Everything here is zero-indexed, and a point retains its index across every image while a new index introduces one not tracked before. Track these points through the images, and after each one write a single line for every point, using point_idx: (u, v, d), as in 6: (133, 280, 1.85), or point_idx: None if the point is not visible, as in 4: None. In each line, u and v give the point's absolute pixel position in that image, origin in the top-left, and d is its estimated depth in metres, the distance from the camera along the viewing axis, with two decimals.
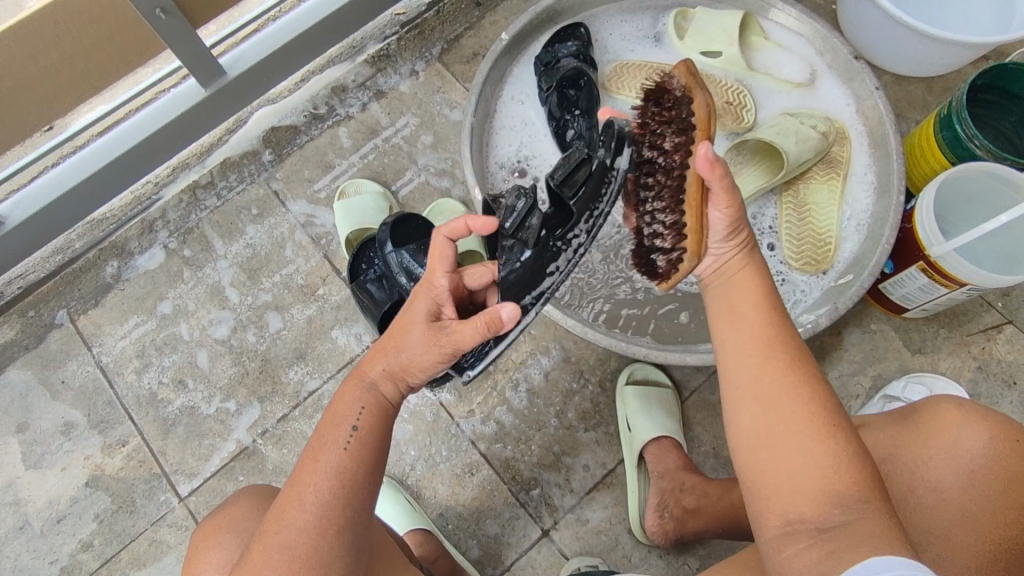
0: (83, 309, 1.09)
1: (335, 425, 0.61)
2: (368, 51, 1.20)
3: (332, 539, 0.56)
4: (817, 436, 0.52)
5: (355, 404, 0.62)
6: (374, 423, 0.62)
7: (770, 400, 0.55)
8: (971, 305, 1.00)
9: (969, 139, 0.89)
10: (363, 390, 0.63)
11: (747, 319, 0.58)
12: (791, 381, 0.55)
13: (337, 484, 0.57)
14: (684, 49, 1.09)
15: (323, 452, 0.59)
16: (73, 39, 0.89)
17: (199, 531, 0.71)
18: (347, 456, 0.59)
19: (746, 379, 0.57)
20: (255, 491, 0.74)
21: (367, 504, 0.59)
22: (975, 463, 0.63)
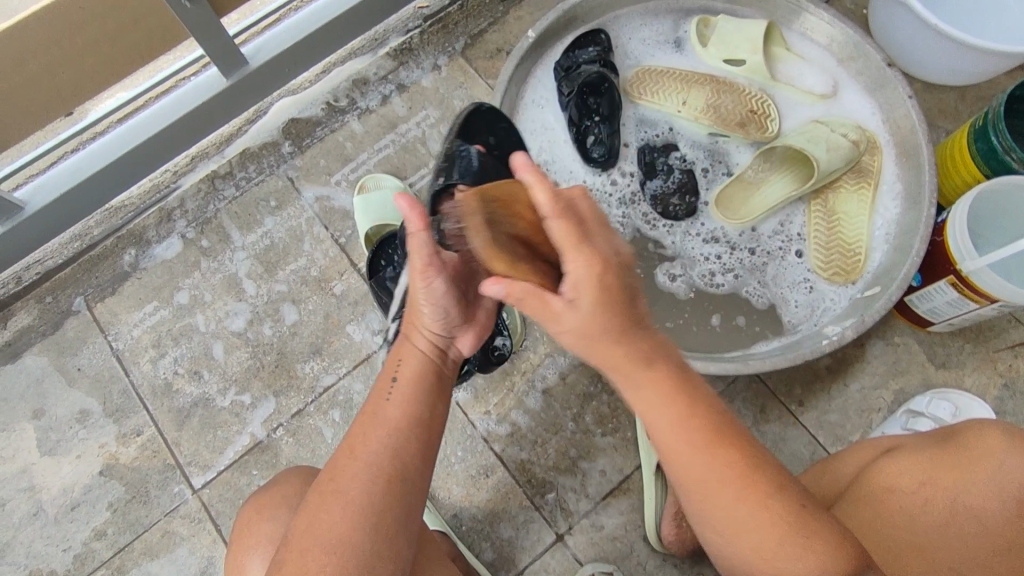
0: (100, 296, 1.09)
1: (379, 387, 0.64)
2: (390, 44, 1.18)
3: (383, 486, 0.57)
4: (786, 548, 0.54)
5: (392, 361, 0.66)
6: (415, 374, 0.64)
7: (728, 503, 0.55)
8: (998, 321, 0.98)
9: (1005, 151, 0.87)
10: (396, 351, 0.66)
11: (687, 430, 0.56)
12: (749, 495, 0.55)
13: (385, 434, 0.59)
14: (706, 57, 1.08)
15: (370, 407, 0.62)
16: (97, 24, 0.88)
17: (251, 504, 0.74)
18: (389, 406, 0.61)
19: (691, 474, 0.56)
20: (305, 469, 0.76)
21: (421, 455, 0.60)
22: (1021, 490, 0.62)
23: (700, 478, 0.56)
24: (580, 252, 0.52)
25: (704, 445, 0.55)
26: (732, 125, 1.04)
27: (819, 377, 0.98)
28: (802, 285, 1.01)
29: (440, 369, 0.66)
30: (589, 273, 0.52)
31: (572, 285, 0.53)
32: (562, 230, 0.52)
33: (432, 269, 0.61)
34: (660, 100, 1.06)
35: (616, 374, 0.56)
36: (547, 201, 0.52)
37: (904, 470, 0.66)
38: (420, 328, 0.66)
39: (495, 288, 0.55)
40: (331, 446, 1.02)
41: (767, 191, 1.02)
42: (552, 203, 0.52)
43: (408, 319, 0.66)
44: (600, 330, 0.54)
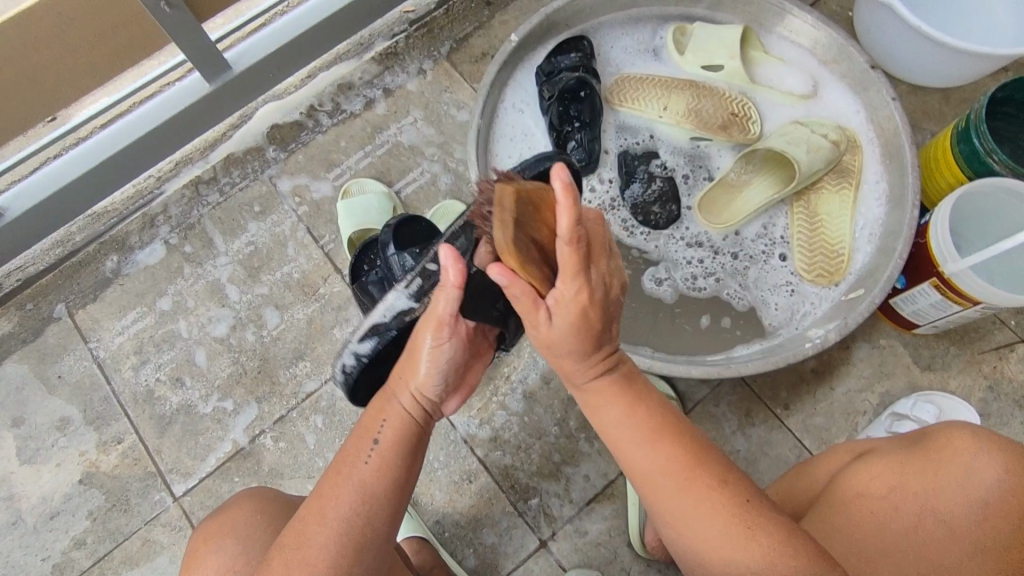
0: (81, 303, 1.08)
1: (360, 440, 0.62)
2: (376, 48, 1.18)
3: (347, 559, 0.57)
4: (740, 537, 0.55)
5: (379, 420, 0.63)
6: (400, 436, 0.62)
7: (676, 498, 0.58)
8: (983, 322, 0.98)
9: (987, 153, 0.87)
10: (386, 408, 0.64)
11: (635, 418, 0.61)
12: (703, 488, 0.57)
13: (362, 499, 0.59)
14: (685, 64, 1.08)
15: (346, 464, 0.61)
16: (77, 28, 0.87)
17: (195, 537, 0.72)
18: (367, 472, 0.60)
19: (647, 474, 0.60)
20: (256, 493, 0.75)
21: (389, 525, 0.60)
22: (986, 493, 0.62)
23: (650, 472, 0.59)
24: (577, 281, 0.55)
25: (649, 441, 0.60)
26: (713, 128, 1.04)
27: (804, 380, 0.97)
28: (783, 288, 1.00)
29: (423, 432, 0.65)
30: (575, 301, 0.56)
31: (554, 300, 0.56)
32: (576, 264, 0.54)
33: (446, 331, 0.61)
34: (641, 106, 1.06)
35: (567, 378, 0.64)
36: (568, 225, 0.50)
37: (874, 475, 0.66)
38: (409, 387, 0.64)
39: (497, 276, 0.55)
40: (314, 452, 1.01)
41: (749, 194, 1.02)
42: (570, 229, 0.51)
43: (398, 372, 0.65)
44: (572, 342, 0.58)
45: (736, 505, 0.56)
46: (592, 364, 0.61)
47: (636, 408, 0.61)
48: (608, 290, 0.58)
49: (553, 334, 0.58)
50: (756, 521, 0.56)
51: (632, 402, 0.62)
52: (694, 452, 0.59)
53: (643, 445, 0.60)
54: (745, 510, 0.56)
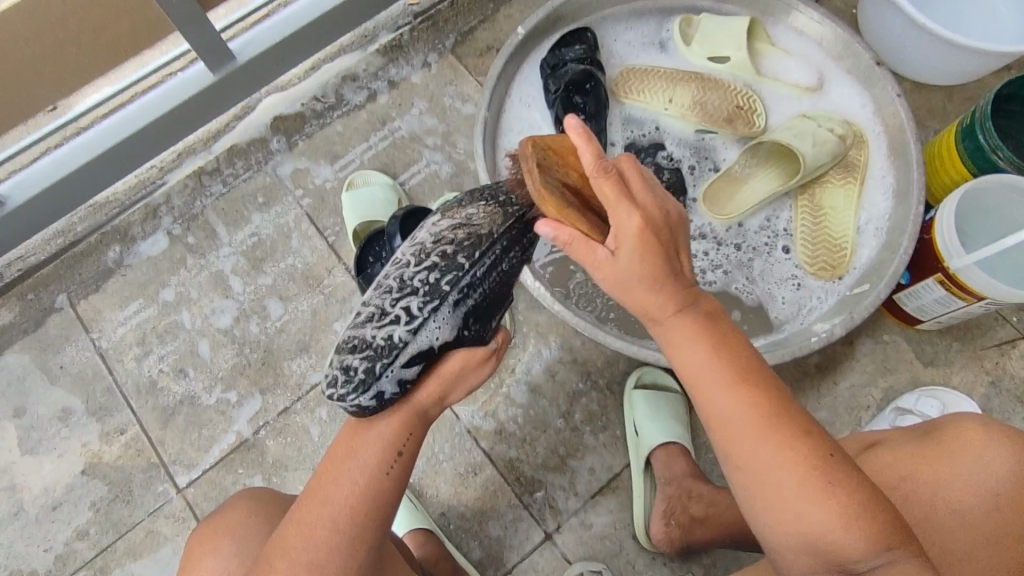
0: (83, 293, 1.08)
1: (379, 448, 0.65)
2: (380, 40, 1.17)
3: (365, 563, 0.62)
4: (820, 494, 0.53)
5: (402, 430, 0.66)
6: (412, 450, 0.67)
7: (754, 454, 0.56)
8: (985, 319, 0.98)
9: (992, 150, 0.88)
10: (409, 419, 0.67)
11: (719, 364, 0.58)
12: (787, 456, 0.55)
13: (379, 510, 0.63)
14: (690, 55, 1.08)
15: (363, 465, 0.63)
16: (79, 15, 0.87)
17: (197, 532, 0.72)
18: (384, 481, 0.63)
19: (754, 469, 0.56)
20: (254, 493, 0.74)
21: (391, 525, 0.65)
22: (999, 484, 0.63)
23: (729, 424, 0.57)
24: (626, 207, 0.57)
25: (726, 387, 0.57)
26: (718, 121, 1.04)
27: (808, 375, 0.98)
28: (789, 282, 1.01)
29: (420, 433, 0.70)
30: (634, 226, 0.57)
31: (615, 232, 0.57)
32: (625, 186, 0.57)
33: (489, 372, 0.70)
34: (647, 99, 1.06)
35: (643, 315, 0.61)
36: (592, 161, 0.57)
37: (889, 465, 0.67)
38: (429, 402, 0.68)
39: (546, 229, 0.59)
40: (319, 444, 1.01)
41: (754, 186, 1.02)
42: (598, 165, 0.57)
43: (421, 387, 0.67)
44: (640, 281, 0.58)
45: (819, 460, 0.55)
46: (666, 296, 0.59)
47: (715, 359, 0.58)
48: (675, 220, 0.59)
49: (613, 271, 0.59)
50: (840, 481, 0.54)
51: (714, 345, 0.59)
52: (770, 414, 0.56)
53: (722, 394, 0.57)
54: (830, 468, 0.54)
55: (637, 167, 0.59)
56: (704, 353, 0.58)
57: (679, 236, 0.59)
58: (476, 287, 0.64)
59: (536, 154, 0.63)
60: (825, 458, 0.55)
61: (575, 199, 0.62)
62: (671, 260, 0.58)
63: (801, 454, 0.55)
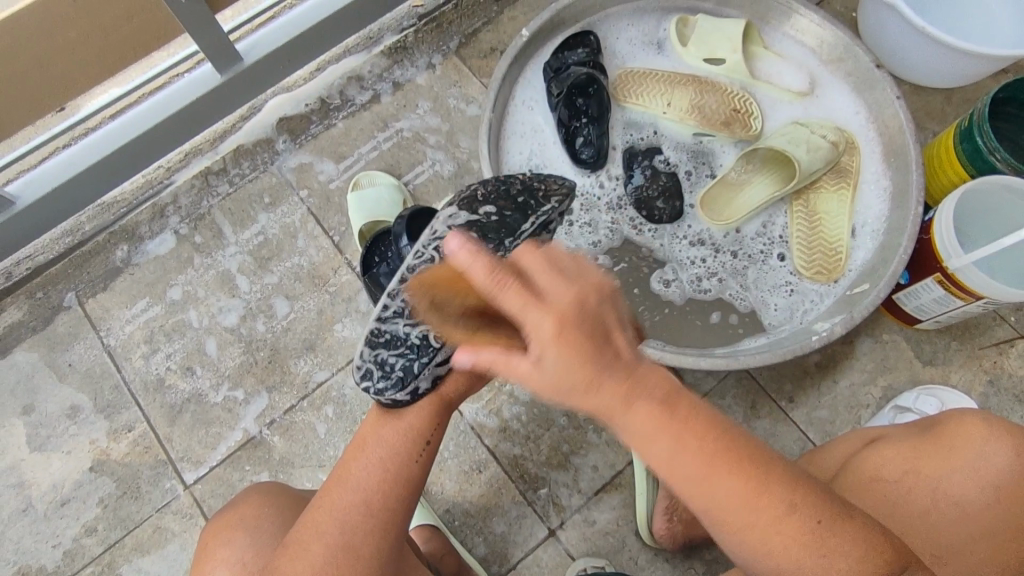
0: (91, 292, 1.09)
1: (408, 437, 0.68)
2: (385, 42, 1.18)
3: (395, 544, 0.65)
4: (816, 559, 0.52)
5: (428, 423, 0.70)
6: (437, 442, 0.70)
7: (745, 526, 0.52)
8: (984, 318, 1.00)
9: (990, 152, 0.89)
10: (434, 410, 0.70)
11: (684, 447, 0.50)
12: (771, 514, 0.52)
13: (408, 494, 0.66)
14: (687, 57, 1.10)
15: (390, 446, 0.67)
16: (90, 17, 0.88)
17: (209, 528, 0.73)
18: (411, 464, 0.67)
19: (682, 479, 0.51)
20: (265, 488, 0.76)
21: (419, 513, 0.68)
22: (999, 478, 0.64)
23: (718, 510, 0.52)
24: (547, 307, 0.46)
25: (705, 477, 0.51)
26: (717, 124, 1.05)
27: (809, 374, 0.99)
28: (783, 288, 1.02)
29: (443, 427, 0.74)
30: (547, 332, 0.46)
31: (533, 341, 0.47)
32: (554, 274, 0.47)
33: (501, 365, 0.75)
34: (645, 103, 1.07)
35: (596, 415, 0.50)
36: (485, 272, 0.47)
37: (890, 460, 0.68)
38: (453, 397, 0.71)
39: (463, 358, 0.52)
40: (324, 441, 1.02)
41: (750, 192, 1.03)
42: (491, 271, 0.47)
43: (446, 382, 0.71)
44: (575, 389, 0.47)
45: (810, 528, 0.53)
46: (614, 396, 0.48)
47: (688, 442, 0.50)
48: (582, 281, 0.47)
49: (543, 381, 0.48)
50: (828, 543, 0.53)
51: (675, 428, 0.50)
52: (755, 479, 0.52)
53: (697, 482, 0.51)
54: (819, 532, 0.52)
55: (574, 257, 0.49)
56: (670, 444, 0.50)
57: (608, 311, 0.48)
58: (444, 314, 0.60)
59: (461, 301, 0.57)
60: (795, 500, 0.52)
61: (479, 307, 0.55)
62: (596, 339, 0.47)
63: (782, 511, 0.52)
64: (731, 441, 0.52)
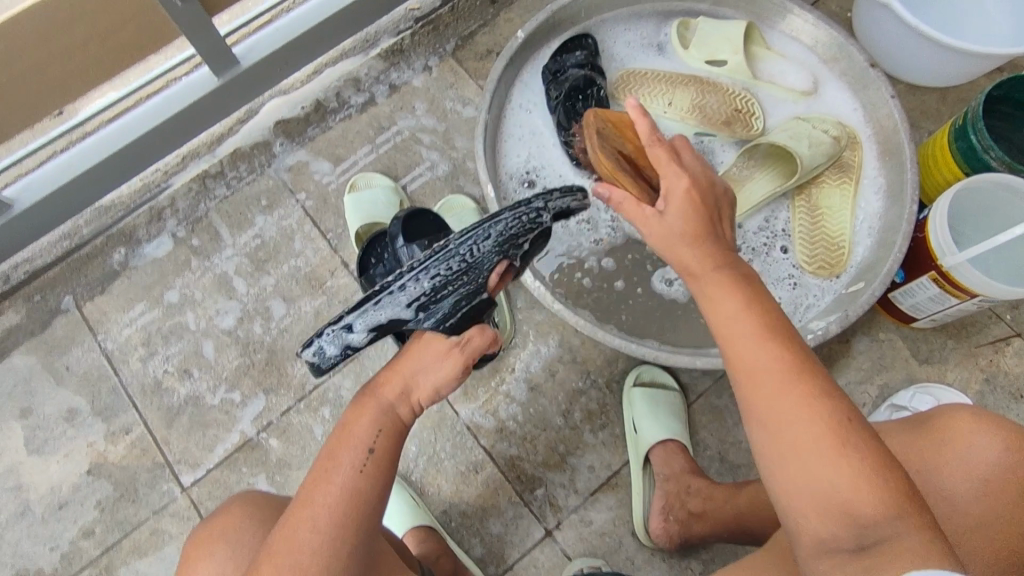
0: (89, 295, 1.09)
1: (352, 447, 0.64)
2: (382, 45, 1.19)
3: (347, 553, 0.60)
4: (832, 452, 0.53)
5: (372, 426, 0.65)
6: (389, 445, 0.65)
7: (774, 398, 0.56)
8: (980, 317, 1.00)
9: (984, 150, 0.89)
10: (379, 416, 0.65)
11: (748, 333, 0.59)
12: (804, 392, 0.55)
13: (353, 501, 0.61)
14: (689, 59, 1.10)
15: (338, 469, 0.62)
16: (87, 22, 0.88)
17: (190, 543, 0.74)
18: (360, 479, 0.62)
19: (752, 366, 0.58)
20: (246, 497, 0.75)
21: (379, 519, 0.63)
22: (988, 472, 0.64)
23: (761, 375, 0.57)
24: (673, 168, 0.68)
25: (756, 341, 0.58)
26: (717, 124, 1.06)
27: None
28: (786, 281, 1.02)
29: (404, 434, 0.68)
30: (681, 189, 0.67)
31: (666, 195, 0.68)
32: (682, 168, 0.68)
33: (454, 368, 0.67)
34: (646, 103, 1.08)
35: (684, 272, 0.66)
36: (646, 130, 0.68)
37: None
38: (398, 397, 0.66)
39: (603, 190, 0.70)
40: (322, 443, 1.02)
41: (752, 188, 1.03)
42: (650, 132, 0.68)
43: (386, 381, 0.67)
44: (682, 236, 0.66)
45: (833, 415, 0.54)
46: (700, 256, 0.65)
47: (748, 316, 0.60)
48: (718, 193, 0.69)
49: (658, 229, 0.68)
50: (852, 438, 0.53)
51: (749, 302, 0.61)
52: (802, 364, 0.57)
53: (750, 345, 0.59)
54: (842, 422, 0.54)
55: (693, 156, 0.70)
56: (737, 307, 0.61)
57: (721, 201, 0.69)
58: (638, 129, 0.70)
59: (598, 122, 0.87)
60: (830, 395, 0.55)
61: (669, 151, 0.69)
62: (708, 224, 0.66)
63: (819, 393, 0.55)
64: (812, 360, 0.58)
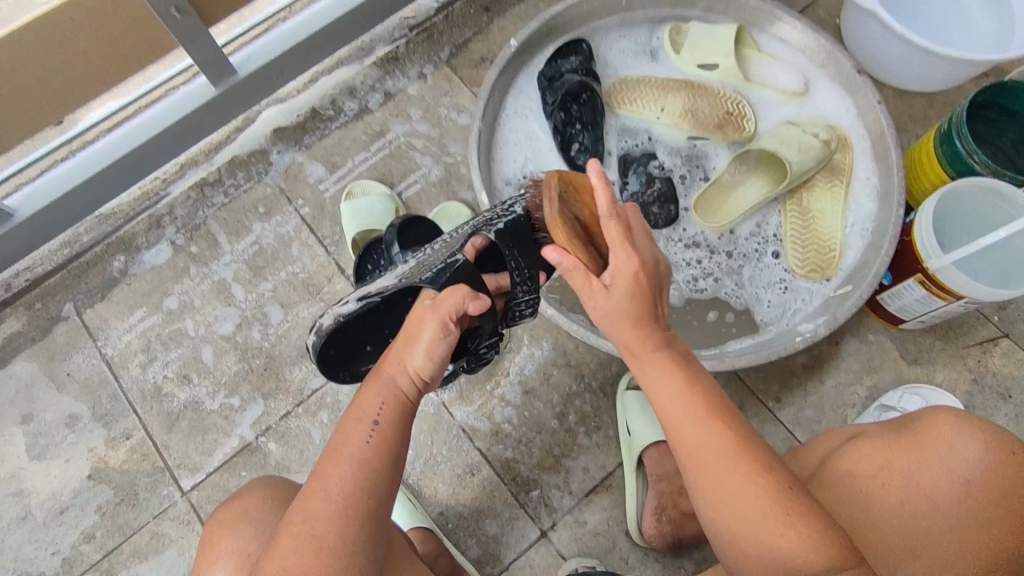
0: (89, 302, 1.10)
1: (357, 422, 0.63)
2: (377, 53, 1.20)
3: (357, 530, 0.58)
4: (780, 525, 0.55)
5: (375, 400, 0.64)
6: (395, 419, 0.63)
7: (721, 477, 0.58)
8: (967, 318, 1.01)
9: (968, 155, 0.91)
10: (383, 390, 0.64)
11: (687, 407, 0.61)
12: (748, 469, 0.58)
13: (363, 476, 0.60)
14: (681, 63, 1.12)
15: (347, 446, 0.61)
16: (86, 34, 0.90)
17: (212, 521, 0.75)
18: (369, 453, 0.61)
19: (697, 448, 0.60)
20: (267, 480, 0.77)
21: (390, 497, 0.62)
22: (969, 473, 0.65)
23: (700, 453, 0.59)
24: (626, 249, 0.62)
25: (697, 422, 0.60)
26: (710, 127, 1.07)
27: (795, 375, 1.01)
28: (777, 285, 1.03)
29: (411, 410, 0.66)
30: (628, 266, 0.62)
31: (612, 271, 0.62)
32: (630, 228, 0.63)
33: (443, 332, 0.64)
34: (639, 108, 1.09)
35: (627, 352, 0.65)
36: (605, 203, 0.62)
37: (864, 456, 0.69)
38: (403, 367, 0.64)
39: (553, 254, 0.64)
40: (320, 447, 1.04)
41: (743, 194, 1.05)
42: (610, 206, 0.62)
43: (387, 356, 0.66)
44: (626, 316, 0.62)
45: (777, 492, 0.57)
46: (645, 335, 0.63)
47: (693, 395, 0.61)
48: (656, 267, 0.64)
49: (605, 306, 0.63)
50: (794, 510, 0.56)
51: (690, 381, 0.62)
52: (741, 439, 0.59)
53: (693, 427, 0.60)
54: (785, 499, 0.56)
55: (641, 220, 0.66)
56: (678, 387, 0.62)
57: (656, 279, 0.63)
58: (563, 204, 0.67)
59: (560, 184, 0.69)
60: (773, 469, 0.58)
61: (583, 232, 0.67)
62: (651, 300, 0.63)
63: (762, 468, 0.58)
64: (730, 408, 0.62)
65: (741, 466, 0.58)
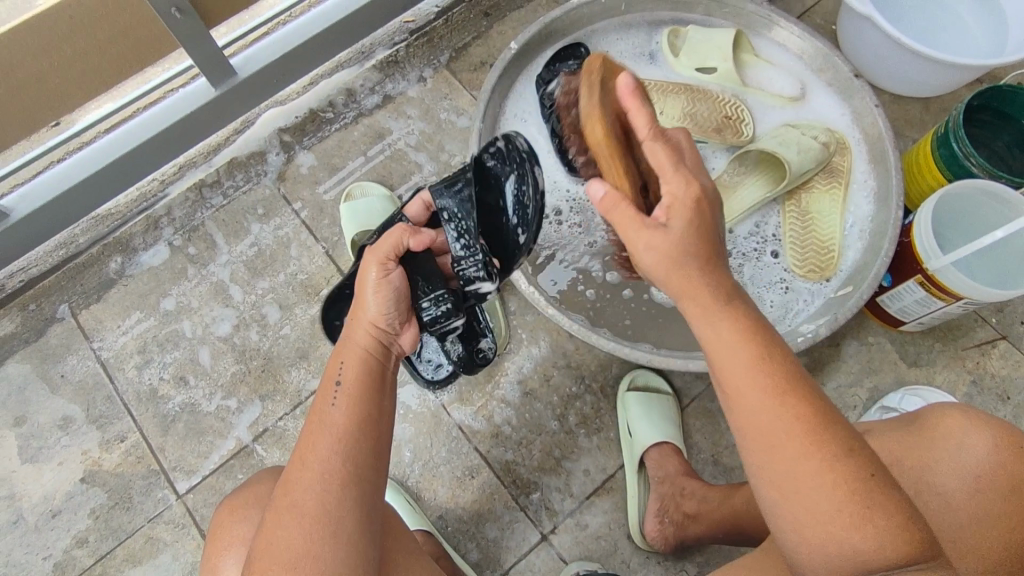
0: (85, 303, 1.09)
1: (325, 389, 0.64)
2: (377, 56, 1.21)
3: (338, 491, 0.57)
4: (855, 519, 0.50)
5: (337, 363, 0.66)
6: (358, 372, 0.64)
7: (777, 458, 0.53)
8: (965, 320, 1.02)
9: (965, 157, 0.91)
10: (344, 352, 0.66)
11: (746, 383, 0.55)
12: (801, 452, 0.52)
13: (338, 435, 0.59)
14: (678, 66, 1.12)
15: (318, 412, 0.62)
16: (86, 33, 0.89)
17: (222, 509, 0.74)
18: (343, 411, 0.61)
19: (755, 428, 0.54)
20: (276, 470, 0.76)
21: (373, 460, 0.60)
22: (979, 468, 0.65)
23: (754, 429, 0.54)
24: (676, 175, 0.62)
25: (762, 401, 0.54)
26: (708, 130, 1.07)
27: None
28: (778, 285, 1.04)
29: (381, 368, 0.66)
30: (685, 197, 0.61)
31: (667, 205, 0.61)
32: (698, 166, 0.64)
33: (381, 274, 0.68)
34: None
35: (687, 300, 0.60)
36: (645, 125, 0.64)
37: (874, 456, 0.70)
38: (359, 327, 0.67)
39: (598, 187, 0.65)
40: None
41: (742, 194, 1.04)
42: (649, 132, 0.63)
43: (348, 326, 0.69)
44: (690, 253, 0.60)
45: (851, 478, 0.51)
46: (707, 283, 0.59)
47: (753, 369, 0.55)
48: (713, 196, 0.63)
49: (664, 245, 0.60)
50: (872, 499, 0.50)
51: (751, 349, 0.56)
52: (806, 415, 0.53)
53: (756, 405, 0.54)
54: (862, 486, 0.50)
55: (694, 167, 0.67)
56: (745, 356, 0.56)
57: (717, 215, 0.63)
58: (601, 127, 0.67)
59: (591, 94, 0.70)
60: (850, 453, 0.51)
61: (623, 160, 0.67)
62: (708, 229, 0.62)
63: (828, 452, 0.51)
64: (797, 375, 0.55)
65: (796, 447, 0.52)
